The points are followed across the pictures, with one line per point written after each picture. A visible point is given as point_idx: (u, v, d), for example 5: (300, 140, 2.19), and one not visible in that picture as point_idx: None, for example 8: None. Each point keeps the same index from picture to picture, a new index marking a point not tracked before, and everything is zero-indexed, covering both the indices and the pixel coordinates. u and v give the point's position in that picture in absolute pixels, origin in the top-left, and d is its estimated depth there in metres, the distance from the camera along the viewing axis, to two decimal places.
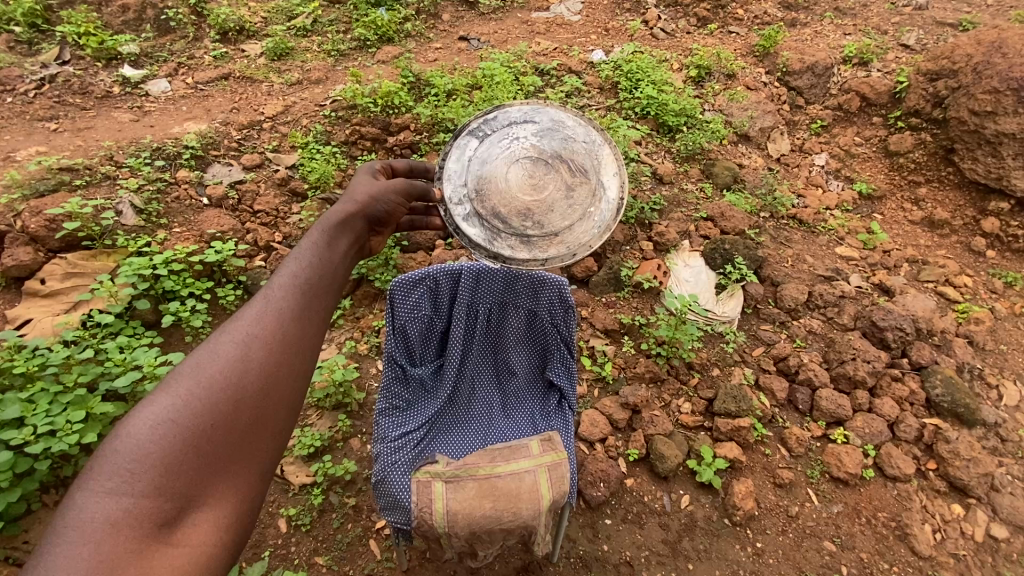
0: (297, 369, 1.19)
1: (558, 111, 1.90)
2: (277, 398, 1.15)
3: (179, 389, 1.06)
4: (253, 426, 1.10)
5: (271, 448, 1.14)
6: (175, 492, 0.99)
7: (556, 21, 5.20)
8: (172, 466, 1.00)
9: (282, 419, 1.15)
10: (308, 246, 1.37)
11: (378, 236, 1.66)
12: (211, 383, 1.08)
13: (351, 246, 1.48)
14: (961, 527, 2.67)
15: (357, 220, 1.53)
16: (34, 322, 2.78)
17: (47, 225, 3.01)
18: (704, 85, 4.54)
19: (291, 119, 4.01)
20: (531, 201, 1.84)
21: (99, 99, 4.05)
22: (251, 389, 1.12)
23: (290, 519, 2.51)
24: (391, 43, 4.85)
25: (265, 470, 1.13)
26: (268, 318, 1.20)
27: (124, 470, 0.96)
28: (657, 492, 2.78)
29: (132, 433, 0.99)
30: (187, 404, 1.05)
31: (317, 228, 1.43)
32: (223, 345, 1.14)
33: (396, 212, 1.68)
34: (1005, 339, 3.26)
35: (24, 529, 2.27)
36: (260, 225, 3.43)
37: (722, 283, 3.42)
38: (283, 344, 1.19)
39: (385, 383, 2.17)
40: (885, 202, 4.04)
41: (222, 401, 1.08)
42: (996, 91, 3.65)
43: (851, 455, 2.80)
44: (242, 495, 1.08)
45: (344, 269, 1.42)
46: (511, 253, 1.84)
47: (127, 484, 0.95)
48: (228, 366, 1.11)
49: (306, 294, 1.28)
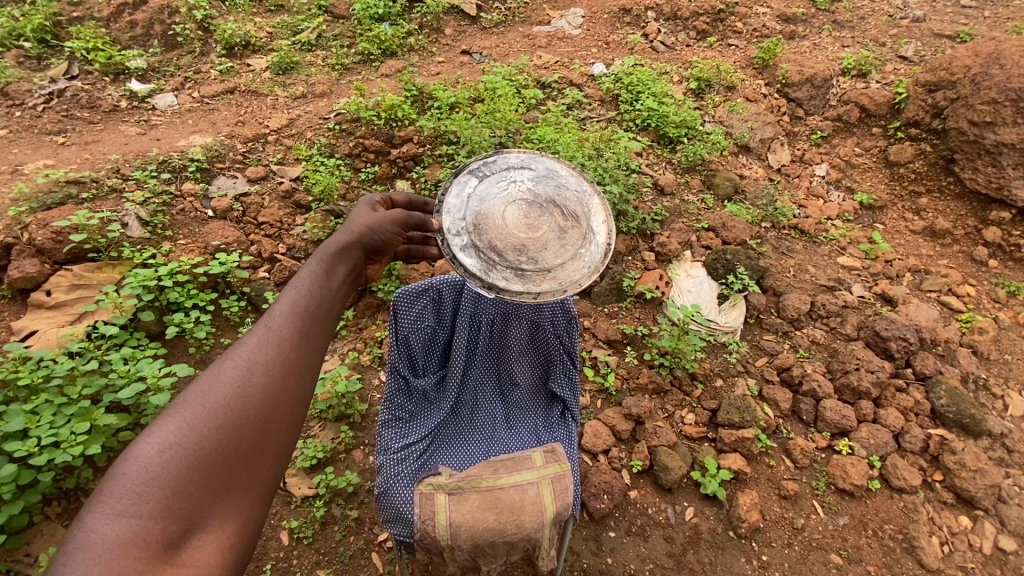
0: (297, 394, 1.17)
1: (554, 162, 1.85)
2: (279, 421, 1.13)
3: (184, 414, 1.05)
4: (254, 451, 1.08)
5: (273, 472, 1.11)
6: (181, 514, 0.97)
7: (557, 35, 5.27)
8: (178, 489, 0.98)
9: (284, 442, 1.13)
10: (310, 272, 1.36)
11: (377, 263, 1.65)
12: (215, 408, 1.07)
13: (350, 273, 1.46)
14: (968, 539, 2.64)
15: (355, 247, 1.52)
16: (40, 333, 2.76)
17: (54, 237, 3.01)
18: (704, 96, 4.59)
19: (296, 132, 4.07)
20: (527, 237, 1.72)
21: (106, 113, 4.09)
22: (254, 414, 1.09)
23: (292, 532, 2.49)
24: (395, 57, 4.92)
25: (267, 491, 1.10)
26: (271, 343, 1.18)
27: (131, 492, 0.95)
28: (661, 504, 2.76)
29: (138, 457, 0.98)
30: (193, 429, 1.03)
31: (317, 255, 1.41)
32: (225, 370, 1.12)
33: (395, 240, 1.66)
34: (1009, 349, 3.25)
35: (26, 542, 2.27)
36: (265, 237, 3.45)
37: (724, 293, 3.43)
38: (283, 369, 1.16)
39: (389, 394, 2.20)
40: (886, 212, 4.05)
41: (226, 426, 1.06)
42: (995, 102, 3.67)
43: (857, 466, 2.78)
44: (246, 519, 1.05)
45: (343, 295, 1.40)
46: (505, 285, 1.67)
47: (134, 506, 0.94)
48: (231, 391, 1.09)
49: (307, 318, 1.26)
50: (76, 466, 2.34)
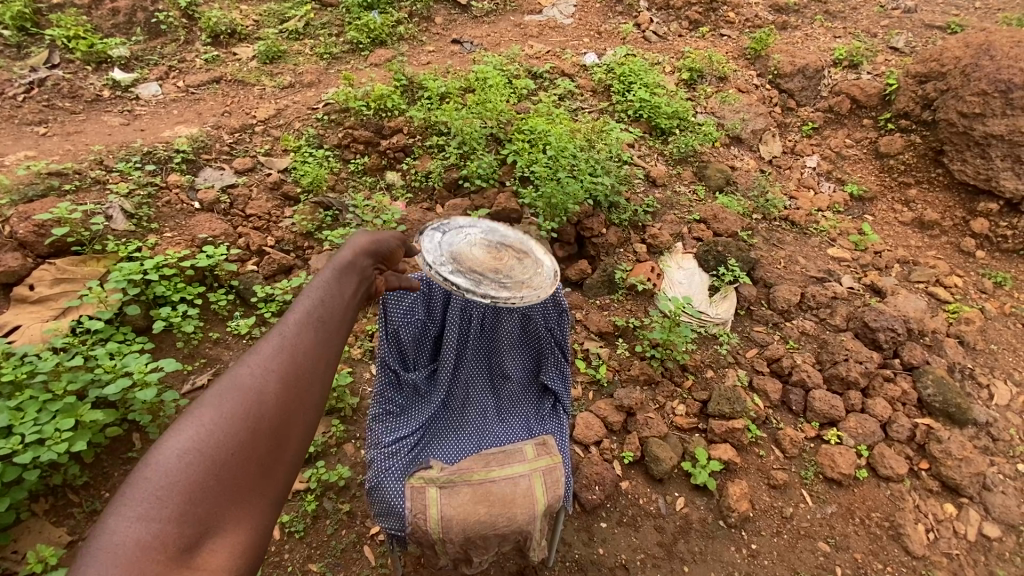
0: (311, 399, 1.14)
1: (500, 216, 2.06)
2: (293, 426, 1.10)
3: (201, 419, 1.02)
4: (267, 456, 1.05)
5: (286, 477, 1.09)
6: (198, 517, 0.94)
7: (548, 24, 5.22)
8: (195, 494, 0.95)
9: (297, 447, 1.11)
10: (322, 278, 1.33)
11: (383, 272, 1.66)
12: (230, 414, 1.04)
13: (362, 279, 1.44)
14: (953, 526, 2.68)
15: (364, 255, 1.49)
16: (23, 328, 2.70)
17: (36, 230, 2.95)
18: (696, 87, 4.58)
19: (284, 123, 4.02)
20: (500, 264, 1.82)
21: (88, 103, 4.01)
22: (268, 419, 1.07)
23: (283, 527, 2.47)
24: (384, 46, 4.86)
25: (279, 495, 1.07)
26: (285, 349, 1.15)
27: (151, 495, 0.92)
28: (652, 494, 2.77)
29: (155, 463, 0.96)
30: (210, 435, 1.01)
31: (330, 261, 1.39)
32: (240, 376, 1.09)
33: (399, 252, 1.68)
34: (995, 339, 3.29)
35: (13, 539, 2.23)
36: (253, 229, 3.40)
37: (715, 285, 3.43)
38: (298, 375, 1.14)
39: (379, 388, 2.16)
40: (876, 203, 4.08)
41: (242, 432, 1.03)
42: (984, 93, 3.69)
43: (845, 455, 2.81)
44: (259, 523, 1.02)
45: (355, 300, 1.37)
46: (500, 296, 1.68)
47: (154, 509, 0.91)
48: (247, 395, 1.07)
49: (321, 322, 1.23)
50: (62, 462, 2.32)
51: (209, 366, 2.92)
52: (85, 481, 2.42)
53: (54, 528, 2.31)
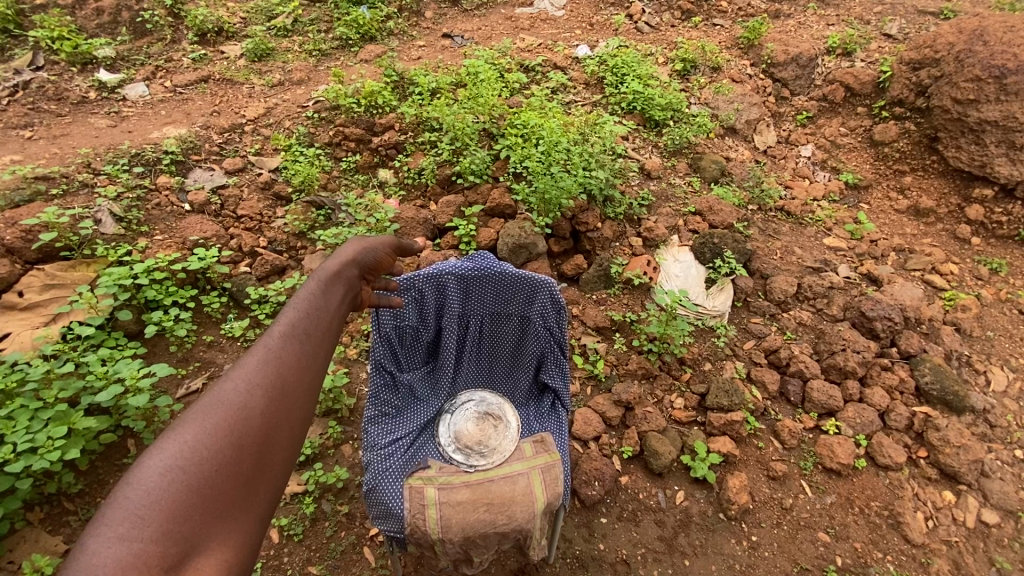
0: (297, 414, 1.11)
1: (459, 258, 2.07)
2: (279, 441, 1.07)
3: (185, 435, 0.98)
4: (253, 472, 1.02)
5: (269, 497, 1.04)
6: (183, 535, 0.89)
7: (539, 17, 5.18)
8: (180, 512, 0.90)
9: (282, 462, 1.07)
10: (306, 294, 1.32)
11: (366, 285, 1.66)
12: (216, 429, 1.00)
13: (346, 295, 1.43)
14: (952, 514, 2.67)
15: (349, 269, 1.49)
16: (12, 335, 2.64)
17: (23, 235, 2.91)
18: (690, 78, 4.55)
19: (273, 121, 3.99)
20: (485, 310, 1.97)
21: (75, 105, 3.96)
22: (255, 434, 1.04)
23: (281, 530, 2.46)
24: (374, 41, 4.82)
25: (264, 515, 1.03)
26: (270, 364, 1.12)
27: (134, 514, 0.86)
28: (652, 489, 2.77)
29: (137, 481, 0.90)
30: (195, 451, 0.96)
31: (314, 278, 1.38)
32: (224, 391, 1.05)
33: (386, 261, 1.72)
34: (992, 325, 3.28)
35: (8, 549, 2.21)
36: (245, 230, 3.37)
37: (711, 278, 3.40)
38: (282, 391, 1.11)
39: (373, 391, 2.13)
40: (871, 191, 4.07)
41: (227, 448, 1.00)
42: (978, 79, 3.67)
43: (844, 446, 2.80)
44: (245, 541, 0.97)
45: (340, 315, 1.36)
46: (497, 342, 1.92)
47: (137, 528, 0.85)
48: (233, 411, 1.03)
49: (307, 337, 1.21)
50: (55, 472, 2.30)
51: (203, 370, 2.90)
52: (80, 488, 2.41)
53: (49, 537, 2.28)
